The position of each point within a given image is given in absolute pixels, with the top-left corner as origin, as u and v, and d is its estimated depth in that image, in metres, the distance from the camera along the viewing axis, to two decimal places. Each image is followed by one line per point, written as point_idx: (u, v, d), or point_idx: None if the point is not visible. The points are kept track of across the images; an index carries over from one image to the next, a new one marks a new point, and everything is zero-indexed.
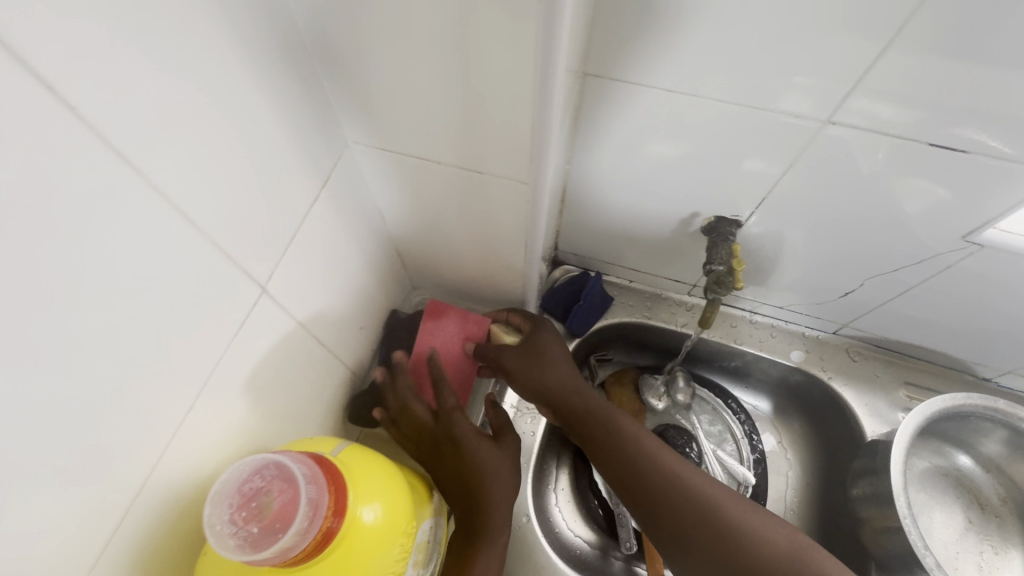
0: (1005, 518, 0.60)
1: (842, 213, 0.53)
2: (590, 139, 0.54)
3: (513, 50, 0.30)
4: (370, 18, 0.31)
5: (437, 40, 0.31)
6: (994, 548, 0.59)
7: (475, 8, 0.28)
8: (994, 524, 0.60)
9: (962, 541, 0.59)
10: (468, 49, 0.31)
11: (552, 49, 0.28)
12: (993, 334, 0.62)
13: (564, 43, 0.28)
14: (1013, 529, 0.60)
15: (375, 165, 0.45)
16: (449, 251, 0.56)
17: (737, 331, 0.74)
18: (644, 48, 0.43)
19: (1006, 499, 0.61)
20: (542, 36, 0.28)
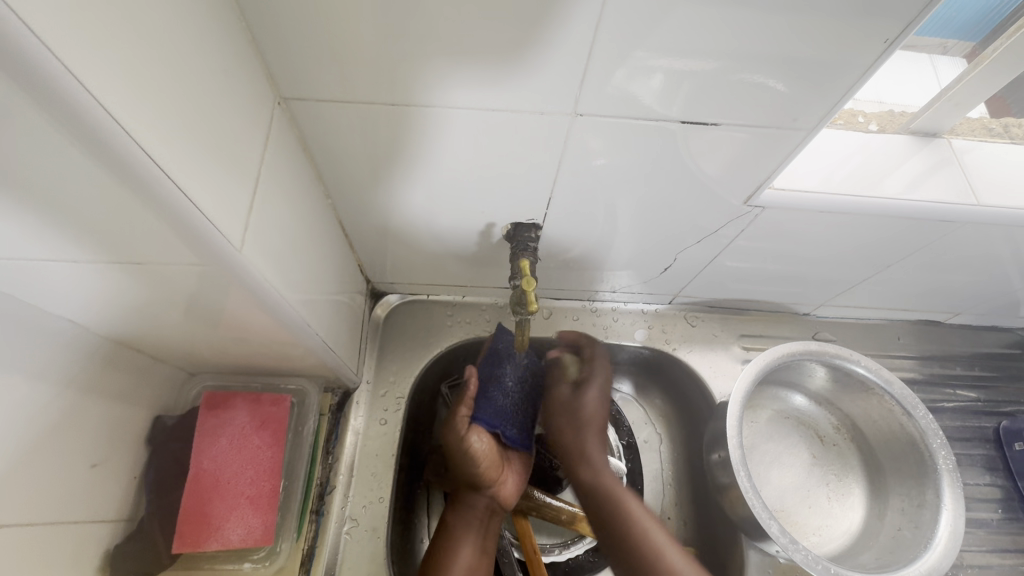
0: (842, 444, 0.63)
1: (631, 196, 0.51)
2: (338, 163, 0.46)
3: (23, 129, 0.20)
4: None
5: None
6: (838, 477, 0.61)
7: None
8: (834, 453, 0.63)
9: (809, 481, 0.61)
10: None
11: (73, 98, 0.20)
12: (800, 276, 0.64)
13: (90, 88, 0.20)
14: (850, 455, 0.62)
15: (4, 279, 0.32)
16: (204, 339, 0.45)
17: (581, 323, 0.71)
18: (335, 44, 0.36)
19: (839, 427, 0.63)
20: (39, 95, 0.19)
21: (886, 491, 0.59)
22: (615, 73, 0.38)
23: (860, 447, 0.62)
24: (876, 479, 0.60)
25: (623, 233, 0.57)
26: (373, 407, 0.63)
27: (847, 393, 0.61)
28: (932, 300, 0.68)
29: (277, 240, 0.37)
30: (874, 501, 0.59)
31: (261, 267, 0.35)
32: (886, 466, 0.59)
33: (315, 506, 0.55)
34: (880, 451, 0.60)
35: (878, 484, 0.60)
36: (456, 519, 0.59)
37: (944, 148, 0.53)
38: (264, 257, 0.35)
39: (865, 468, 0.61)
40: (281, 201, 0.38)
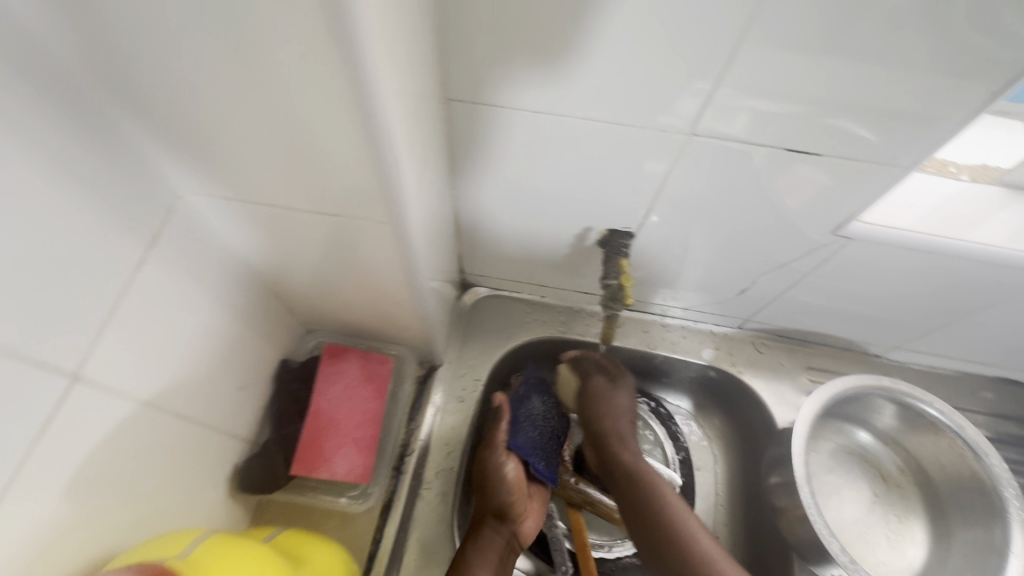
0: (906, 487, 0.63)
1: (725, 218, 0.55)
2: (469, 159, 0.53)
3: (321, 83, 0.27)
4: (156, 50, 0.27)
5: (242, 76, 0.27)
6: (899, 517, 0.62)
7: (267, 39, 0.25)
8: (896, 494, 0.63)
9: (868, 515, 0.62)
10: (283, 72, 0.27)
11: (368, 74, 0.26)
12: (875, 315, 0.66)
13: (379, 69, 0.27)
14: (913, 498, 0.62)
15: (226, 216, 0.40)
16: (338, 297, 0.53)
17: (650, 335, 0.75)
18: (498, 60, 0.43)
19: (904, 469, 0.64)
20: (349, 63, 0.26)
21: (950, 537, 0.58)
22: (731, 103, 0.43)
23: (925, 491, 0.62)
24: (941, 525, 0.60)
25: (705, 253, 0.61)
26: (453, 385, 0.69)
27: (915, 433, 0.62)
28: (1012, 355, 0.68)
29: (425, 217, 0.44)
30: (937, 545, 0.59)
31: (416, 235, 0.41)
32: (951, 512, 0.59)
33: (398, 465, 0.61)
34: (946, 496, 0.60)
35: (943, 529, 0.59)
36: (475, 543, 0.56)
37: None
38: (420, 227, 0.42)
39: (929, 512, 0.61)
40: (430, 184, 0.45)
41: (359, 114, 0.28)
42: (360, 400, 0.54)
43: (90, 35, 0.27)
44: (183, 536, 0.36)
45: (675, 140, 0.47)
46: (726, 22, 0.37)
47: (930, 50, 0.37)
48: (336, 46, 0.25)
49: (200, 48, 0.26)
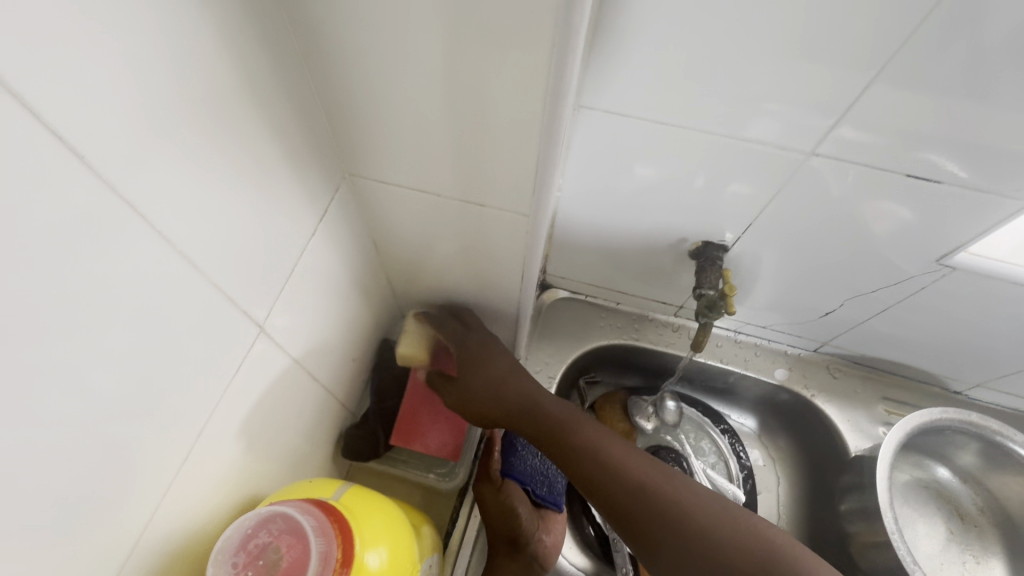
0: (984, 528, 0.62)
1: (823, 241, 0.56)
2: (579, 165, 0.55)
3: (515, 77, 0.29)
4: (370, 44, 0.31)
5: (443, 69, 0.31)
6: (975, 557, 0.61)
7: (478, 38, 0.28)
8: (973, 534, 0.62)
9: (946, 554, 0.61)
10: (484, 68, 0.30)
11: (563, 74, 0.28)
12: (964, 351, 0.65)
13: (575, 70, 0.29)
14: (991, 540, 0.61)
15: (374, 196, 0.44)
16: (445, 285, 0.56)
17: (722, 351, 0.76)
18: (630, 79, 0.43)
19: (984, 510, 0.62)
20: (553, 64, 0.28)
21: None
22: (853, 137, 0.44)
23: (1008, 534, 0.61)
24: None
25: (794, 273, 0.62)
26: None
27: (1001, 474, 0.61)
28: None
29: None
30: None
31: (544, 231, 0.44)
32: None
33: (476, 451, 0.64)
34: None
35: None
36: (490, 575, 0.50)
37: None
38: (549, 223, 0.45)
39: (1011, 556, 0.60)
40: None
41: (544, 118, 0.31)
42: None
43: (318, 40, 0.31)
44: (323, 486, 0.39)
45: (789, 163, 0.48)
46: (866, 63, 0.38)
47: None
48: (547, 46, 0.27)
49: (418, 52, 0.30)
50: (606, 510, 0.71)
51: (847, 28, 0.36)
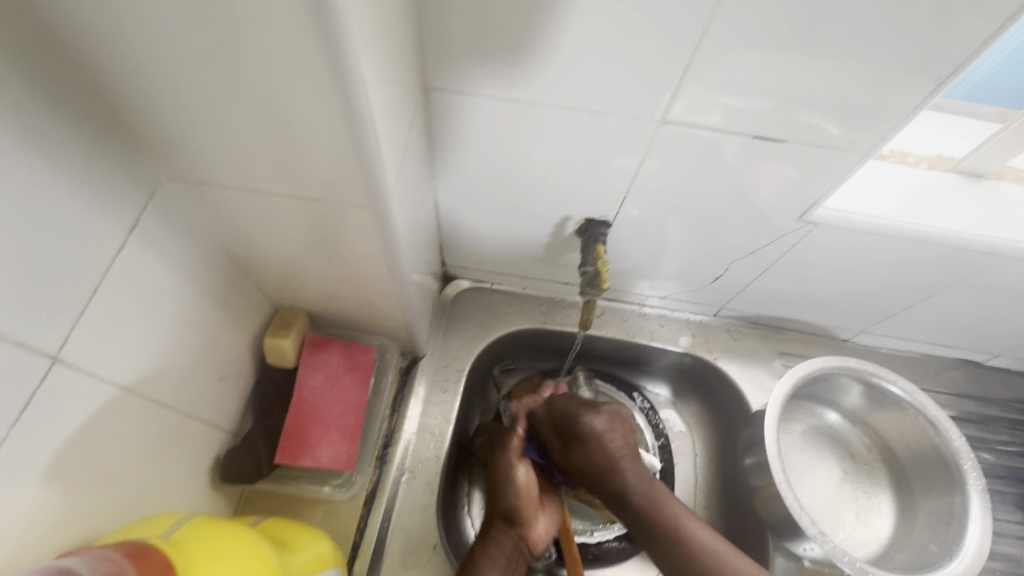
0: (873, 464, 0.66)
1: (700, 208, 0.57)
2: (448, 150, 0.54)
3: (296, 57, 0.27)
4: (127, 27, 0.27)
5: (215, 51, 0.27)
6: (866, 493, 0.64)
7: (239, 14, 0.25)
8: (864, 472, 0.65)
9: (838, 493, 0.64)
10: (259, 48, 0.27)
11: (342, 47, 0.26)
12: (842, 301, 0.68)
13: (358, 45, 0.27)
14: (880, 475, 0.65)
15: (206, 202, 0.41)
16: (321, 287, 0.53)
17: (629, 325, 0.76)
18: (468, 47, 0.44)
19: (871, 448, 0.66)
20: (326, 38, 0.26)
21: (916, 512, 0.61)
22: (702, 97, 0.45)
23: (892, 468, 0.65)
24: (906, 501, 0.62)
25: (680, 242, 0.63)
26: (435, 376, 0.69)
27: (881, 414, 0.64)
28: (969, 335, 0.71)
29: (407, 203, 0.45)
30: (902, 518, 0.62)
31: (399, 218, 0.42)
32: (916, 487, 0.62)
33: (380, 455, 0.62)
34: (912, 473, 0.63)
35: (908, 503, 0.62)
36: (481, 546, 0.57)
37: (988, 189, 0.57)
38: (401, 208, 0.42)
39: (896, 488, 0.64)
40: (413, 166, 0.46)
41: (335, 86, 0.28)
42: (337, 389, 0.54)
43: (65, 11, 0.27)
44: (157, 526, 0.36)
45: (644, 130, 0.49)
46: (695, 13, 0.39)
47: (890, 40, 0.39)
48: (313, 18, 0.25)
49: (172, 22, 0.26)
50: None
51: None
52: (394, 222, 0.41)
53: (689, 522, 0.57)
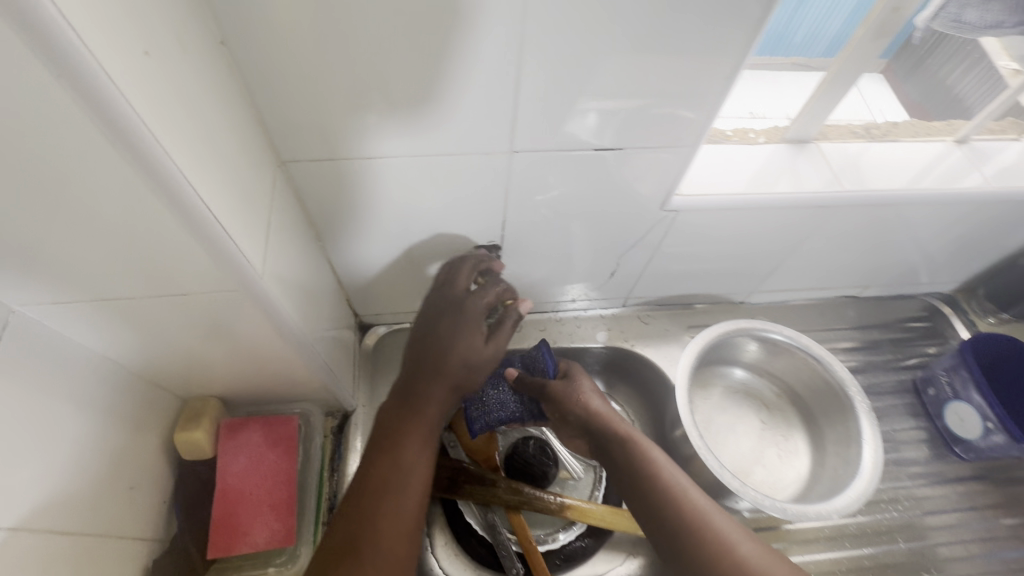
0: (785, 408, 0.72)
1: (579, 216, 0.60)
2: (325, 211, 0.55)
3: (106, 169, 0.28)
4: None
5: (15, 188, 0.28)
6: (784, 436, 0.70)
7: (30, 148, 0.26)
8: (779, 416, 0.72)
9: (758, 443, 0.70)
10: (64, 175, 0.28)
11: (146, 153, 0.28)
12: (726, 270, 0.75)
13: (164, 145, 0.29)
14: (792, 416, 0.71)
15: (70, 325, 0.40)
16: (225, 371, 0.52)
17: (549, 332, 0.80)
18: (309, 116, 0.45)
19: (780, 393, 0.73)
20: (127, 147, 0.27)
21: (824, 446, 0.67)
22: (543, 122, 0.48)
23: (799, 409, 0.71)
24: (815, 437, 0.69)
25: (566, 249, 0.66)
26: (370, 426, 0.70)
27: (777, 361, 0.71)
28: (836, 275, 0.80)
29: (286, 273, 0.46)
30: (815, 451, 0.68)
31: (280, 297, 0.44)
32: (820, 421, 0.69)
33: (327, 519, 0.61)
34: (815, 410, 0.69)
35: (817, 438, 0.68)
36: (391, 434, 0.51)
37: (812, 150, 0.66)
38: (279, 286, 0.44)
39: (805, 427, 0.70)
40: (283, 235, 0.47)
41: (157, 184, 0.30)
42: (261, 468, 0.53)
43: None
44: None
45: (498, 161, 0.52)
46: (508, 55, 0.42)
47: (688, 45, 0.43)
48: (109, 134, 0.27)
49: None
50: (486, 520, 0.71)
51: (468, 32, 0.40)
52: (272, 298, 0.42)
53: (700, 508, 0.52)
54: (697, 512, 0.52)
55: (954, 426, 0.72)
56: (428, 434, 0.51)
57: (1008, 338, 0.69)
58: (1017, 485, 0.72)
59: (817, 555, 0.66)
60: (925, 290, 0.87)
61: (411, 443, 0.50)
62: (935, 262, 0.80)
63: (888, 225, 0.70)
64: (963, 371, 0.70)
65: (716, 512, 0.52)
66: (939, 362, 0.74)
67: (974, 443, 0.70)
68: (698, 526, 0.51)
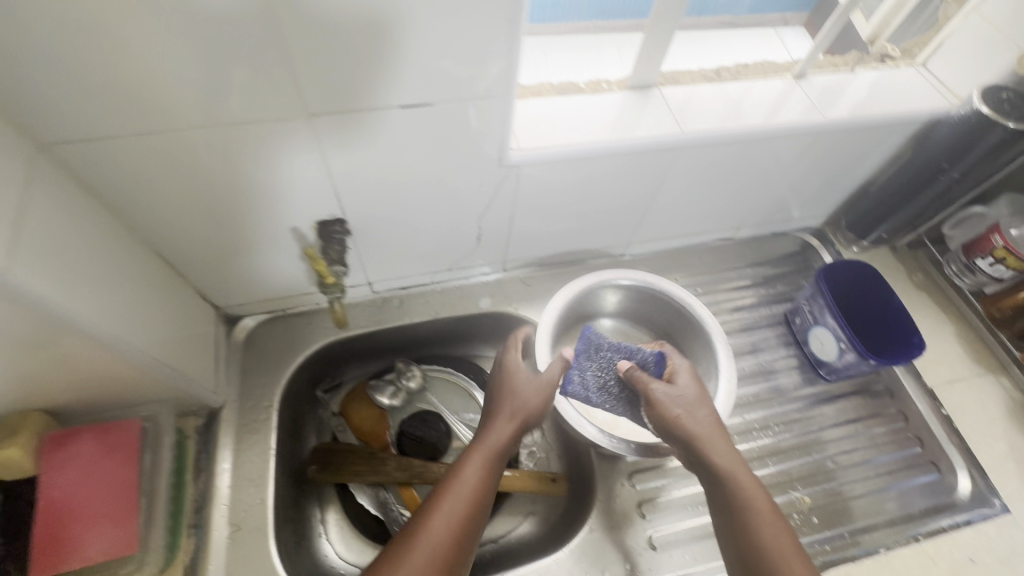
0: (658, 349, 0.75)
1: (422, 182, 0.58)
2: (126, 198, 0.50)
3: None
4: None
5: None
6: None
7: None
8: None
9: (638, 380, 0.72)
10: None
11: None
12: (597, 222, 0.75)
13: None
14: None
15: None
16: (34, 382, 0.49)
17: (431, 305, 0.78)
18: (53, 92, 0.40)
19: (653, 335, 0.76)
20: None
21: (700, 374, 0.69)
22: (335, 84, 0.45)
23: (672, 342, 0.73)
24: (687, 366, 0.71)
25: (413, 217, 0.63)
26: (240, 419, 0.67)
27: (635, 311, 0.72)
28: (708, 218, 0.82)
29: (59, 260, 0.42)
30: None
31: (47, 286, 0.40)
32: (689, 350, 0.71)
33: (192, 520, 0.59)
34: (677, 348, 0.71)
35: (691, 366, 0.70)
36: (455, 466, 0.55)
37: (655, 95, 0.66)
38: (43, 273, 0.40)
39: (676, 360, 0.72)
40: (52, 224, 0.42)
41: None
42: (92, 481, 0.50)
43: None
44: None
45: (298, 128, 0.48)
46: (265, 12, 0.38)
47: None
48: None
49: None
50: (379, 498, 0.72)
51: None
52: (32, 288, 0.39)
53: (748, 497, 0.52)
54: (739, 492, 0.52)
55: (817, 351, 0.76)
56: (474, 480, 0.54)
57: (856, 264, 0.73)
58: (880, 399, 0.76)
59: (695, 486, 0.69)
60: (798, 225, 0.90)
61: (471, 464, 0.55)
62: (799, 197, 0.83)
63: (741, 165, 0.71)
64: (820, 299, 0.73)
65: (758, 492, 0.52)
66: (803, 293, 0.77)
67: (833, 364, 0.74)
68: (740, 499, 0.52)
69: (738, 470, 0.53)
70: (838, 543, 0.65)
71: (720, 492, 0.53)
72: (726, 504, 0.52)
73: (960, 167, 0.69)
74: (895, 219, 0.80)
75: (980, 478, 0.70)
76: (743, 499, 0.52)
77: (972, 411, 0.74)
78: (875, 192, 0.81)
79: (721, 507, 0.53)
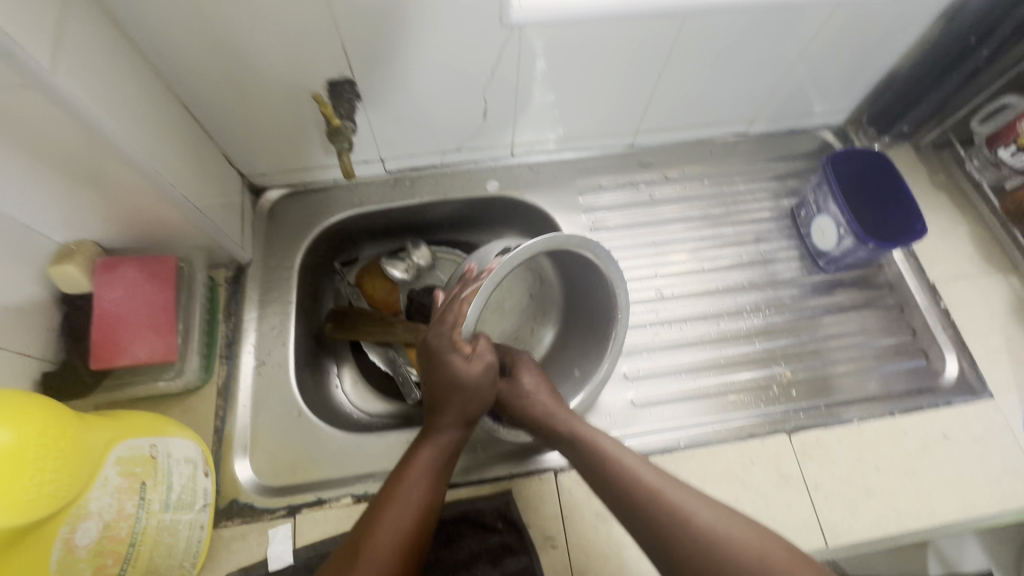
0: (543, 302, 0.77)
1: (429, 41, 0.61)
2: (154, 39, 0.55)
3: None
4: None
5: None
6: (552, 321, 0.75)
7: None
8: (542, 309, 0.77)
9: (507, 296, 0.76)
10: None
11: None
12: (604, 99, 0.75)
13: None
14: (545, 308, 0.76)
15: None
16: (86, 210, 0.56)
17: (440, 185, 0.82)
18: None
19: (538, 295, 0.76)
20: None
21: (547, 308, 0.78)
22: None
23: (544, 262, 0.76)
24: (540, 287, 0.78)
25: (418, 82, 0.66)
26: (265, 277, 0.74)
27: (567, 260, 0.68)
28: (720, 107, 0.81)
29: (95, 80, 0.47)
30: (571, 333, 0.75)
31: (82, 95, 0.45)
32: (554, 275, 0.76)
33: (225, 352, 0.68)
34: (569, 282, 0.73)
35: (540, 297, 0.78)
36: (405, 469, 0.55)
37: None
38: (82, 85, 0.45)
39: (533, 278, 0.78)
40: (84, 38, 0.47)
41: None
42: (136, 298, 0.59)
43: None
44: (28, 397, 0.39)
45: None
46: None
47: None
48: None
49: None
50: (388, 356, 0.79)
51: None
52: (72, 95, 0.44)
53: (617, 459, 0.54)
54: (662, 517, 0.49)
55: (818, 242, 0.76)
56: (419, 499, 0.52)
57: (864, 153, 0.72)
58: (879, 291, 0.78)
59: (680, 358, 0.73)
60: (818, 121, 0.87)
61: (412, 480, 0.54)
62: (819, 87, 0.80)
63: (757, 40, 0.69)
64: (825, 187, 0.73)
65: (639, 465, 0.54)
66: (810, 184, 0.77)
67: (832, 253, 0.75)
68: (614, 472, 0.54)
69: (662, 485, 0.52)
70: (812, 412, 0.68)
71: (599, 476, 0.54)
72: (673, 548, 0.48)
73: (990, 43, 0.66)
74: (920, 108, 0.77)
75: (968, 367, 0.71)
76: (690, 537, 0.48)
77: (972, 306, 0.74)
78: (902, 80, 0.77)
79: (599, 485, 0.54)
